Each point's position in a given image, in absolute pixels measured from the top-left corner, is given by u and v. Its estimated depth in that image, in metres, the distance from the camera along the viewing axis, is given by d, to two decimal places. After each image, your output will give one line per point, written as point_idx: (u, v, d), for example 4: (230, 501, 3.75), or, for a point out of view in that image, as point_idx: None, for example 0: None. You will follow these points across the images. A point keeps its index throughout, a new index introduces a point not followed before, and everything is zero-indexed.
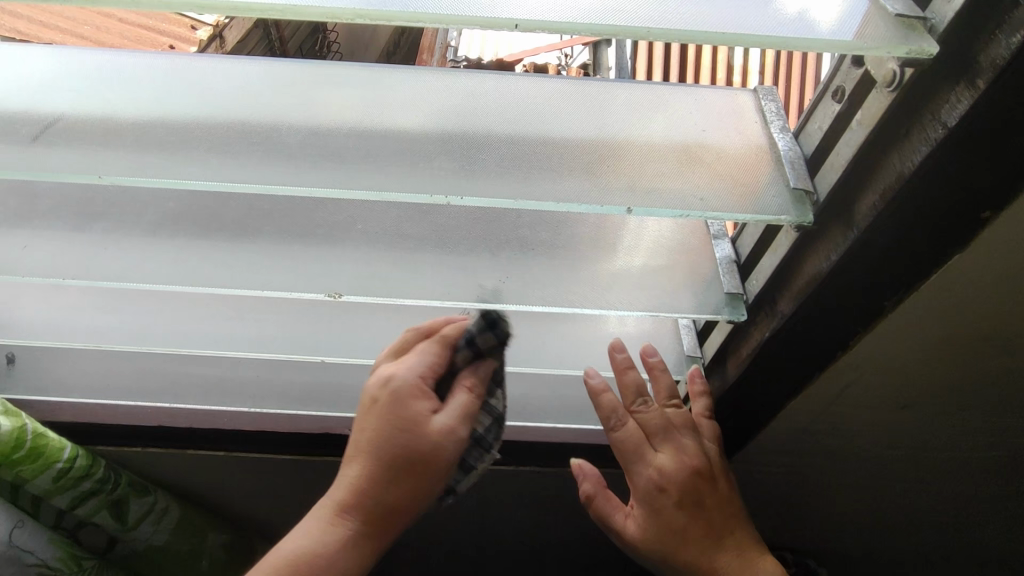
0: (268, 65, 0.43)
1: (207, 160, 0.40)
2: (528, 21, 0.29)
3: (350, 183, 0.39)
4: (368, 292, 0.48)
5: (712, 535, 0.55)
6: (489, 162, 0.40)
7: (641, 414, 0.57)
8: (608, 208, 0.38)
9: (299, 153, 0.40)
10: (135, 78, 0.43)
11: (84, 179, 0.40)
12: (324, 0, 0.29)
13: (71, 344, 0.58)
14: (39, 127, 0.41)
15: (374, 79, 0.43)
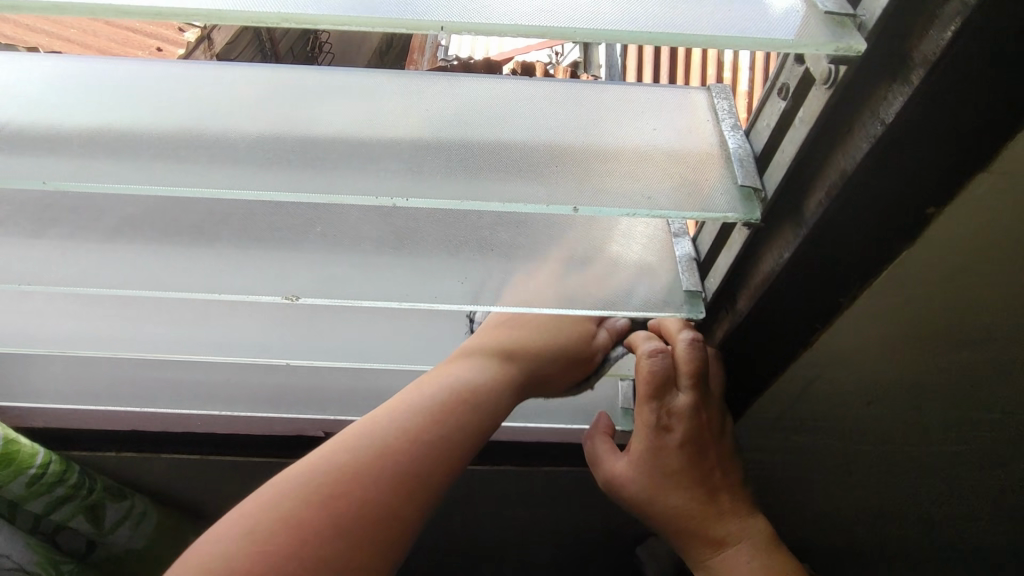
0: (221, 70, 0.43)
1: (155, 164, 0.40)
2: (454, 24, 0.30)
3: (296, 188, 0.39)
4: (325, 294, 0.48)
5: (708, 486, 0.54)
6: (437, 164, 0.39)
7: (687, 349, 0.52)
8: (553, 207, 0.38)
9: (248, 157, 0.40)
10: (88, 82, 0.43)
11: (29, 186, 0.39)
12: (248, 5, 0.30)
13: (36, 350, 0.58)
14: None
15: (326, 84, 0.43)
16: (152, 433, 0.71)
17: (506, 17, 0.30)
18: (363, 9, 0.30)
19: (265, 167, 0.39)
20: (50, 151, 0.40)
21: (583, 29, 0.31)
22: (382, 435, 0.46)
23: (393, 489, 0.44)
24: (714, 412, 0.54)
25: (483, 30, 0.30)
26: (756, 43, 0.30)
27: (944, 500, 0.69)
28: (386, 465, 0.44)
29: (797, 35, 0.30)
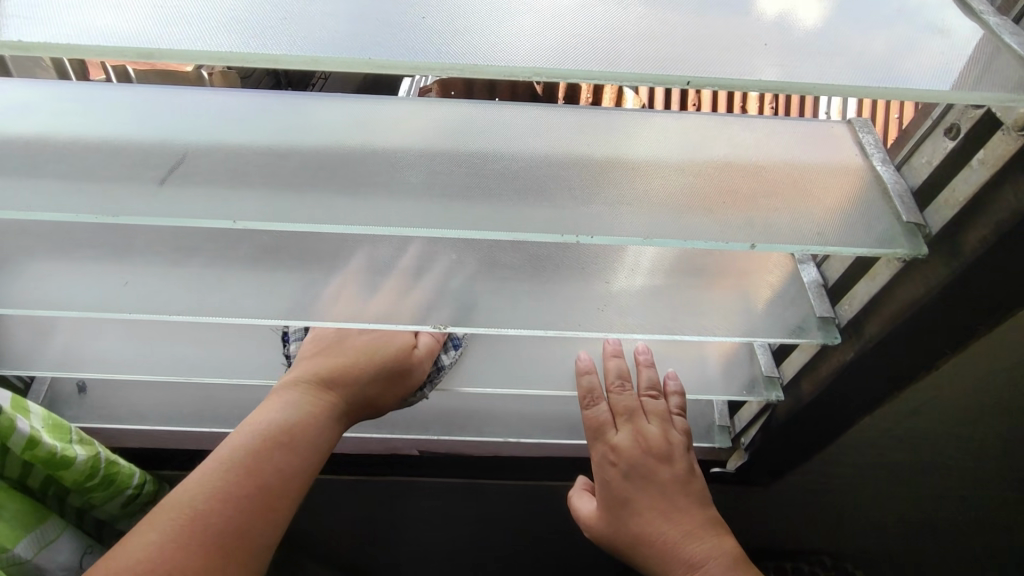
0: (373, 103, 0.43)
1: (332, 196, 0.40)
2: (699, 78, 0.33)
3: (481, 226, 0.39)
4: (469, 324, 0.49)
5: (662, 512, 0.58)
6: (611, 199, 0.40)
7: (613, 396, 0.62)
8: (732, 244, 0.39)
9: (423, 191, 0.40)
10: (248, 113, 0.42)
11: (218, 224, 0.39)
12: (505, 59, 0.32)
13: (158, 375, 0.62)
14: (165, 170, 0.40)
15: (480, 116, 0.43)
16: None
17: (737, 73, 0.33)
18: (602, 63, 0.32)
19: (444, 202, 0.40)
20: (222, 186, 0.40)
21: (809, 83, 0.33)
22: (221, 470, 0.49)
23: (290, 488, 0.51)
24: (660, 443, 0.61)
25: (727, 84, 0.33)
26: (978, 98, 0.32)
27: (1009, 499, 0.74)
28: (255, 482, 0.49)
29: (996, 85, 0.32)
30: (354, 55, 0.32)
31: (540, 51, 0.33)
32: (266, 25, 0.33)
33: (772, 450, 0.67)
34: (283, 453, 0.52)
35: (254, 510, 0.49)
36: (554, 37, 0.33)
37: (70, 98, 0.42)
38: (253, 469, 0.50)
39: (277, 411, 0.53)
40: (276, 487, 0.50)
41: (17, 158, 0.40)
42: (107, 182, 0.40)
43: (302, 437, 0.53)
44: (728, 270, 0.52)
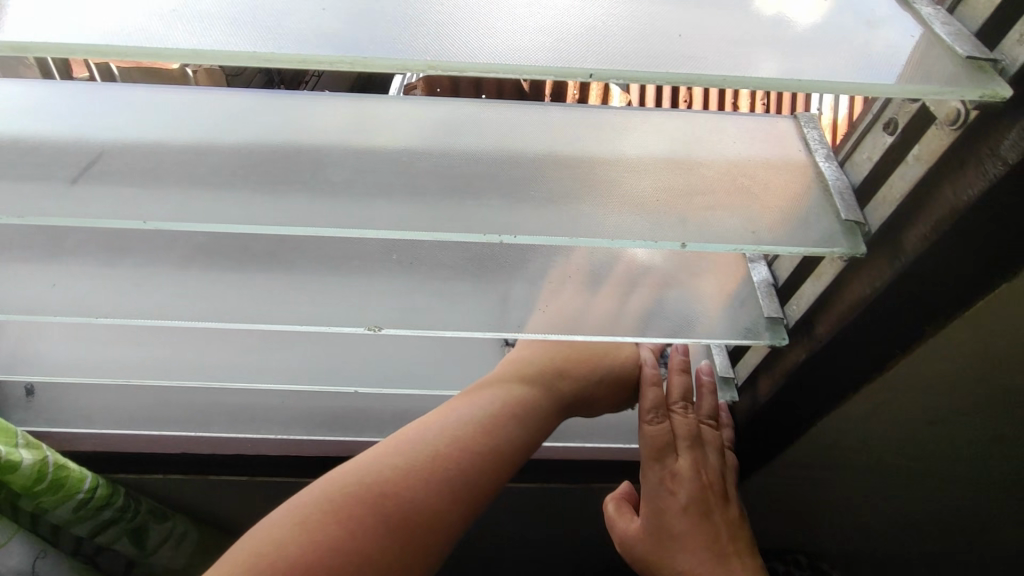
0: (299, 100, 0.42)
1: (251, 194, 0.38)
2: (602, 71, 0.31)
3: (402, 226, 0.37)
4: (410, 325, 0.48)
5: (711, 554, 0.55)
6: (541, 197, 0.39)
7: (676, 416, 0.58)
8: (662, 243, 0.38)
9: (344, 191, 0.39)
10: (169, 110, 0.41)
11: (129, 225, 0.37)
12: (393, 52, 0.30)
13: (102, 378, 0.60)
14: (79, 169, 0.39)
15: (409, 113, 0.41)
16: (203, 456, 0.71)
17: (649, 64, 0.31)
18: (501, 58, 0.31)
19: (368, 201, 0.38)
20: (138, 185, 0.38)
21: (723, 75, 0.31)
22: (379, 466, 0.47)
23: (457, 485, 0.47)
24: (714, 479, 0.59)
25: (635, 76, 0.31)
26: (903, 91, 0.31)
27: (978, 499, 0.73)
28: (393, 483, 0.46)
29: (919, 78, 0.31)
30: (249, 49, 0.30)
31: (448, 44, 0.31)
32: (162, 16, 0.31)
33: (736, 450, 0.66)
34: (485, 454, 0.50)
35: (440, 506, 0.46)
36: (467, 29, 0.32)
37: None
38: (422, 465, 0.47)
39: (468, 406, 0.53)
40: (442, 497, 0.46)
41: None
42: (19, 179, 0.38)
43: (496, 433, 0.51)
44: (671, 270, 0.51)
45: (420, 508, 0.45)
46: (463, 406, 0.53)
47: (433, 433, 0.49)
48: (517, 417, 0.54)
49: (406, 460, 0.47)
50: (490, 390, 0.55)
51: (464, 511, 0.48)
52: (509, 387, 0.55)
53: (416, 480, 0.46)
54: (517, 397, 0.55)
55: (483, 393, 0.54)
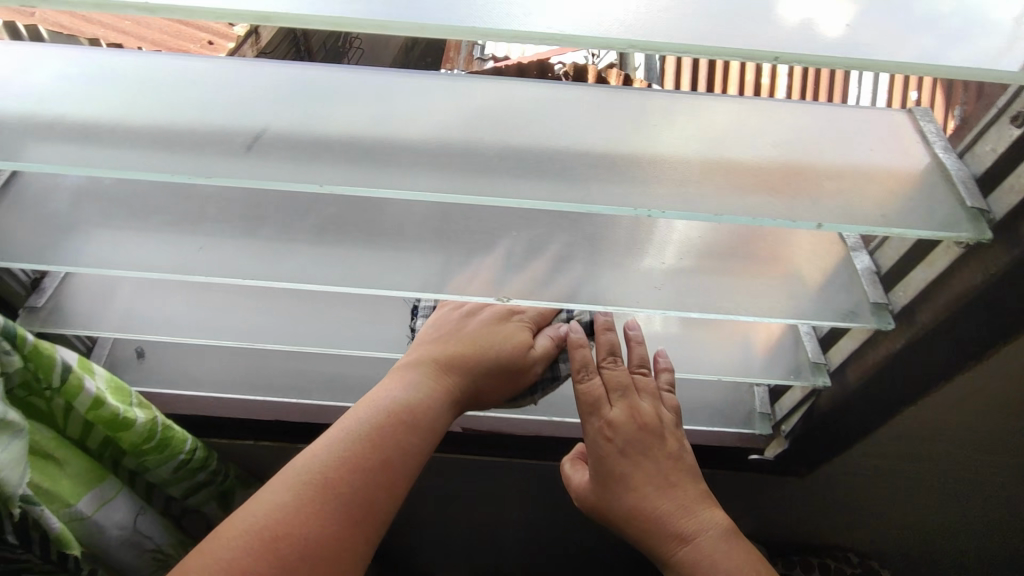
0: (443, 78, 0.44)
1: (410, 166, 0.42)
2: (786, 53, 0.35)
3: (556, 199, 0.41)
4: (533, 296, 0.50)
5: (659, 486, 0.61)
6: (679, 177, 0.42)
7: (606, 370, 0.63)
8: (799, 223, 0.41)
9: (498, 166, 0.42)
10: (327, 86, 0.44)
11: (306, 189, 0.41)
12: (602, 30, 0.34)
13: (222, 341, 0.65)
14: (251, 138, 0.42)
15: (550, 96, 0.44)
16: (294, 425, 0.74)
17: (826, 47, 0.35)
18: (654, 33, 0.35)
19: (519, 176, 0.41)
20: (307, 154, 0.42)
21: (897, 61, 0.35)
22: (331, 443, 0.50)
23: (393, 467, 0.51)
24: (653, 419, 0.62)
25: (813, 59, 0.35)
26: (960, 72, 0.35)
27: None
28: (339, 468, 0.49)
29: (971, 61, 0.35)
30: (439, 21, 0.34)
31: (644, 24, 0.35)
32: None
33: (812, 439, 0.68)
34: (400, 423, 0.54)
35: (375, 489, 0.50)
36: (657, 14, 0.36)
37: (157, 65, 0.44)
38: (364, 448, 0.51)
39: (402, 388, 0.56)
40: (393, 459, 0.52)
41: (111, 122, 0.42)
42: (196, 146, 0.42)
43: (425, 417, 0.55)
44: (774, 256, 0.52)
45: (378, 488, 0.50)
46: (394, 388, 0.56)
47: (368, 418, 0.53)
48: (433, 401, 0.57)
49: (360, 427, 0.52)
50: (412, 372, 0.58)
51: (405, 472, 0.52)
52: (426, 376, 0.58)
53: (378, 460, 0.51)
54: (436, 382, 0.58)
55: (414, 378, 0.57)
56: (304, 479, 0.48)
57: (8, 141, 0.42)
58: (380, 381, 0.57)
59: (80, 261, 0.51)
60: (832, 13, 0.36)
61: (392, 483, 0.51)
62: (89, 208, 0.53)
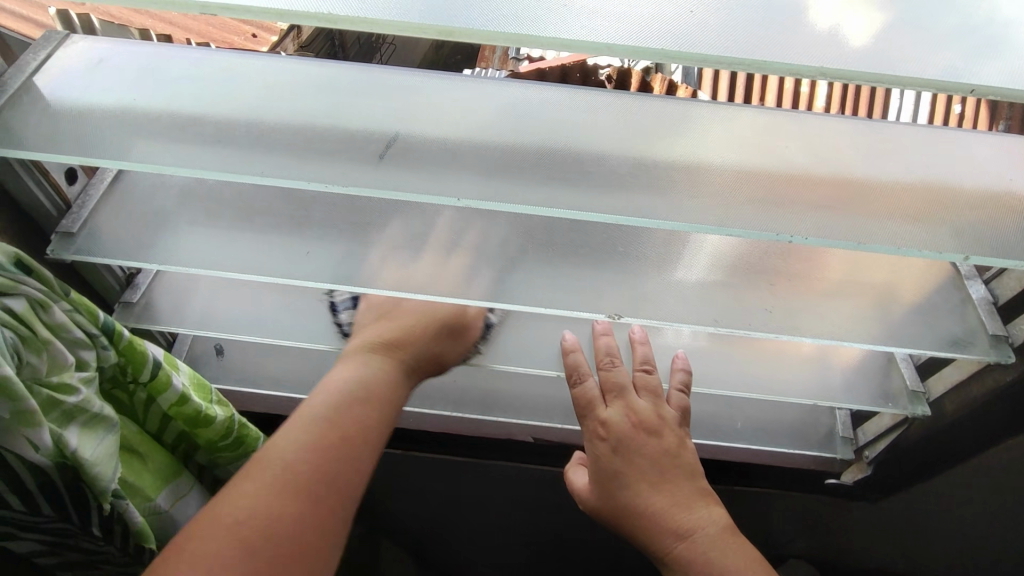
0: (571, 93, 0.44)
1: (543, 181, 0.42)
2: (986, 86, 0.35)
3: (692, 219, 0.41)
4: (645, 314, 0.51)
5: (651, 483, 0.61)
6: (818, 200, 0.41)
7: (604, 371, 0.63)
8: (945, 255, 0.40)
9: (631, 182, 0.42)
10: (457, 96, 0.44)
11: (443, 202, 0.41)
12: (790, 58, 0.35)
13: (308, 342, 0.65)
14: (383, 145, 0.42)
15: (678, 112, 0.44)
16: None
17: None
18: (825, 60, 0.35)
19: (654, 195, 0.41)
20: (440, 164, 0.42)
21: None
22: (314, 433, 0.51)
23: (345, 445, 0.51)
24: (651, 417, 0.62)
25: (1014, 93, 0.35)
26: (975, 89, 0.35)
27: None
28: (270, 451, 0.49)
29: (999, 78, 0.35)
30: (623, 42, 0.35)
31: (832, 52, 0.35)
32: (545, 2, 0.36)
33: (895, 468, 0.67)
34: (360, 402, 0.54)
35: (339, 474, 0.50)
36: (842, 42, 0.36)
37: (286, 70, 0.44)
38: (319, 429, 0.51)
39: (348, 371, 0.57)
40: (362, 453, 0.52)
41: (245, 123, 0.42)
42: (328, 153, 0.42)
43: (380, 395, 0.56)
44: (877, 284, 0.53)
45: (322, 460, 0.49)
46: (344, 373, 0.56)
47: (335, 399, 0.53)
48: (392, 378, 0.58)
49: (327, 415, 0.52)
50: (370, 354, 0.58)
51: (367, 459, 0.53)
52: (361, 355, 0.58)
53: (341, 446, 0.51)
54: (379, 360, 0.58)
55: (358, 362, 0.57)
56: (259, 475, 0.48)
57: (141, 141, 0.42)
58: (332, 369, 0.57)
59: (189, 261, 0.51)
60: (857, 22, 0.37)
61: (358, 470, 0.51)
62: (196, 209, 0.53)
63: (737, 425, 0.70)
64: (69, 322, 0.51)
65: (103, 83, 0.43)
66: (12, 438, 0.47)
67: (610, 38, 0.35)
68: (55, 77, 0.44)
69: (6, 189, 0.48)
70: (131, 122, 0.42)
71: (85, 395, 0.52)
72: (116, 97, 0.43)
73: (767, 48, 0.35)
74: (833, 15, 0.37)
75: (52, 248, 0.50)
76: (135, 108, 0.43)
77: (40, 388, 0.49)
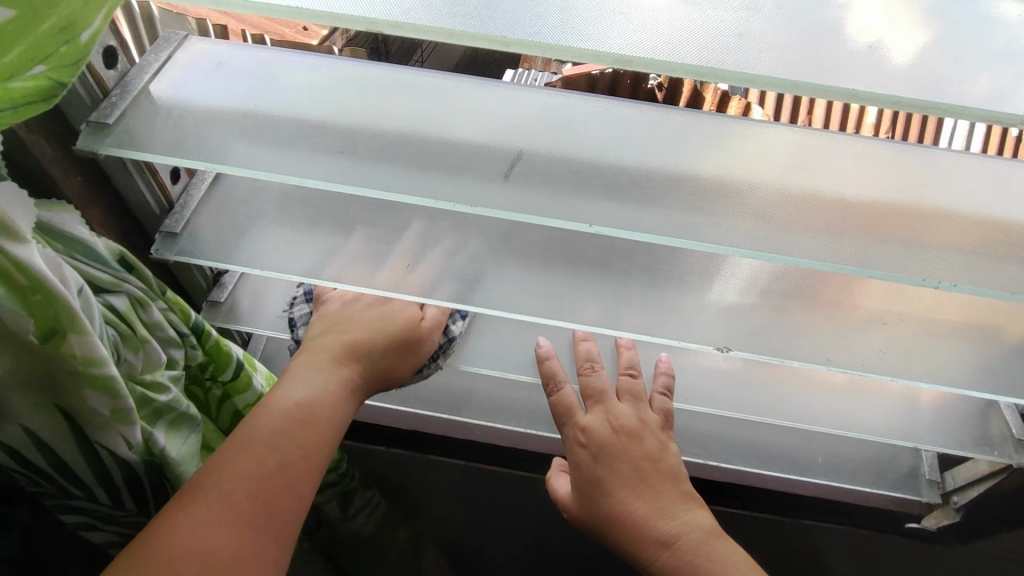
0: (692, 119, 0.44)
1: (678, 212, 0.41)
2: None
3: (828, 257, 0.40)
4: (752, 348, 0.51)
5: (633, 489, 0.60)
6: (961, 244, 0.40)
7: (583, 377, 0.64)
8: None
9: (764, 216, 0.41)
10: (581, 117, 0.43)
11: (572, 227, 0.41)
12: (987, 102, 0.32)
13: None
14: (506, 165, 0.41)
15: (801, 145, 0.43)
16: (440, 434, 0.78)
17: None
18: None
19: (790, 230, 0.40)
20: (567, 187, 0.41)
21: None
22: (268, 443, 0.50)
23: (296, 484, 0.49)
24: (632, 423, 0.62)
25: None
26: None
27: None
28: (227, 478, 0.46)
29: None
30: (812, 79, 0.32)
31: None
32: (724, 31, 0.33)
33: (990, 515, 0.66)
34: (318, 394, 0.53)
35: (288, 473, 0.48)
36: None
37: (410, 82, 0.44)
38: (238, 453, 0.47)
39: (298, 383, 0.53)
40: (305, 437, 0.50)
41: (372, 135, 0.42)
42: (454, 169, 0.41)
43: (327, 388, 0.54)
44: (989, 329, 0.52)
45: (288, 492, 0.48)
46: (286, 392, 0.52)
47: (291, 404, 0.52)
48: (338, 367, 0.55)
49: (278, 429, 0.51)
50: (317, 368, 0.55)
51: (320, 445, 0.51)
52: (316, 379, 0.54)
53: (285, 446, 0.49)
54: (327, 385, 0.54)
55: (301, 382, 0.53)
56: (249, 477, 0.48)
57: (265, 149, 0.41)
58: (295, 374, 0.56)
59: (291, 268, 0.51)
60: (900, 37, 0.34)
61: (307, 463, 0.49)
62: (298, 215, 0.53)
63: (817, 460, 0.68)
64: (163, 321, 0.51)
65: (225, 87, 0.43)
66: (106, 434, 0.46)
67: (793, 74, 0.32)
68: (176, 79, 0.43)
69: (113, 187, 0.48)
70: (256, 129, 0.42)
71: (174, 394, 0.52)
72: (241, 102, 0.42)
73: (964, 91, 0.32)
74: (875, 29, 0.34)
75: (156, 248, 0.51)
76: (259, 115, 0.42)
77: (135, 385, 0.49)
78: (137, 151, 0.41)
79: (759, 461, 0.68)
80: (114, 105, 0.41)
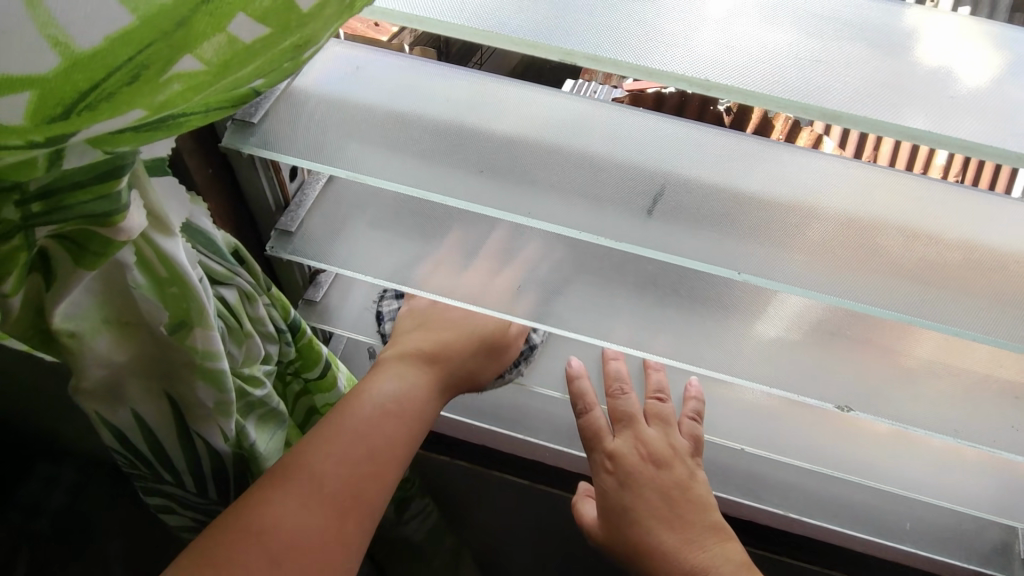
0: (843, 164, 0.41)
1: (839, 265, 0.38)
2: None
3: (993, 329, 0.37)
4: (878, 411, 0.47)
5: (662, 519, 0.55)
6: None
7: (611, 400, 0.60)
8: None
9: (923, 276, 0.38)
10: (725, 155, 0.41)
11: (722, 273, 0.39)
12: None
13: None
14: (649, 199, 0.40)
15: (960, 200, 0.40)
16: (504, 452, 0.76)
17: None
18: None
19: (952, 294, 0.38)
20: (709, 228, 0.39)
21: None
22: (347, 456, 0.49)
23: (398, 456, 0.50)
24: (662, 449, 0.58)
25: None
26: None
27: None
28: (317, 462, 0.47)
29: None
30: None
31: None
32: (933, 97, 0.32)
33: None
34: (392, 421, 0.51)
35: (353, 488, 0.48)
36: None
37: (552, 103, 0.42)
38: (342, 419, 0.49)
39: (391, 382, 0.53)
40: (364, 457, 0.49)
41: (513, 156, 0.41)
42: (595, 199, 0.40)
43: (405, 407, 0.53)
44: None
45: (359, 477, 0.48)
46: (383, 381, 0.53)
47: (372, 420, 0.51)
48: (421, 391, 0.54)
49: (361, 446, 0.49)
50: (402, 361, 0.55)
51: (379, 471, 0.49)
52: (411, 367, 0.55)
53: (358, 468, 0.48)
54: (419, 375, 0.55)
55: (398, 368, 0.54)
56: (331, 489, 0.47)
57: (401, 161, 0.41)
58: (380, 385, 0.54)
59: (400, 278, 0.50)
60: (975, 61, 0.34)
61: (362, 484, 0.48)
62: (407, 225, 0.52)
63: (905, 525, 0.65)
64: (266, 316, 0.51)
65: (363, 94, 0.43)
66: (205, 425, 0.46)
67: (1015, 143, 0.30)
68: (317, 81, 0.43)
69: (235, 179, 0.50)
70: (394, 142, 0.41)
71: (269, 389, 0.52)
72: (380, 112, 0.42)
73: None
74: (946, 57, 0.34)
75: (270, 244, 0.51)
76: (398, 122, 0.42)
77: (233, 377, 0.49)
78: (277, 153, 0.41)
79: (840, 519, 0.66)
80: (259, 104, 0.42)
